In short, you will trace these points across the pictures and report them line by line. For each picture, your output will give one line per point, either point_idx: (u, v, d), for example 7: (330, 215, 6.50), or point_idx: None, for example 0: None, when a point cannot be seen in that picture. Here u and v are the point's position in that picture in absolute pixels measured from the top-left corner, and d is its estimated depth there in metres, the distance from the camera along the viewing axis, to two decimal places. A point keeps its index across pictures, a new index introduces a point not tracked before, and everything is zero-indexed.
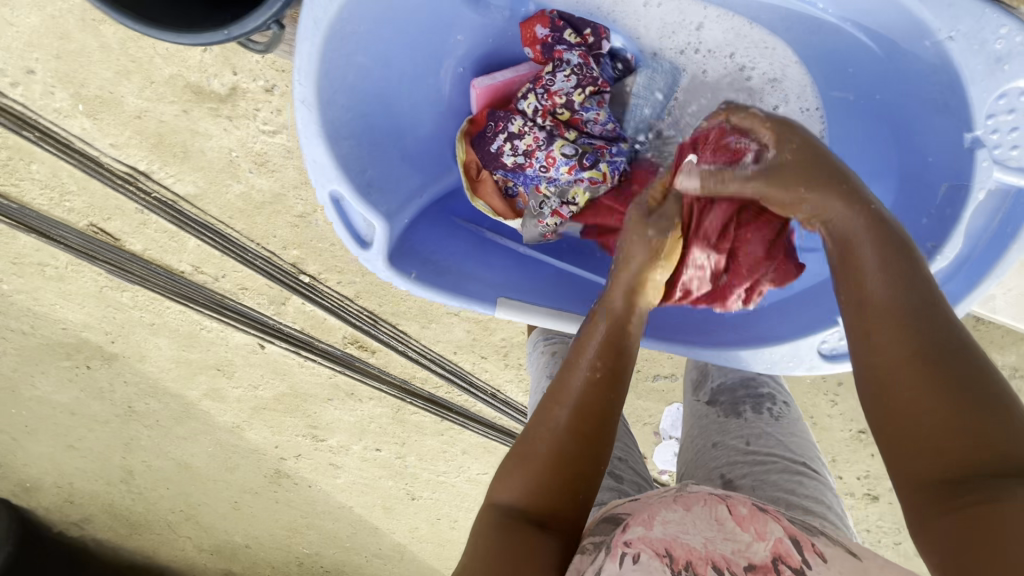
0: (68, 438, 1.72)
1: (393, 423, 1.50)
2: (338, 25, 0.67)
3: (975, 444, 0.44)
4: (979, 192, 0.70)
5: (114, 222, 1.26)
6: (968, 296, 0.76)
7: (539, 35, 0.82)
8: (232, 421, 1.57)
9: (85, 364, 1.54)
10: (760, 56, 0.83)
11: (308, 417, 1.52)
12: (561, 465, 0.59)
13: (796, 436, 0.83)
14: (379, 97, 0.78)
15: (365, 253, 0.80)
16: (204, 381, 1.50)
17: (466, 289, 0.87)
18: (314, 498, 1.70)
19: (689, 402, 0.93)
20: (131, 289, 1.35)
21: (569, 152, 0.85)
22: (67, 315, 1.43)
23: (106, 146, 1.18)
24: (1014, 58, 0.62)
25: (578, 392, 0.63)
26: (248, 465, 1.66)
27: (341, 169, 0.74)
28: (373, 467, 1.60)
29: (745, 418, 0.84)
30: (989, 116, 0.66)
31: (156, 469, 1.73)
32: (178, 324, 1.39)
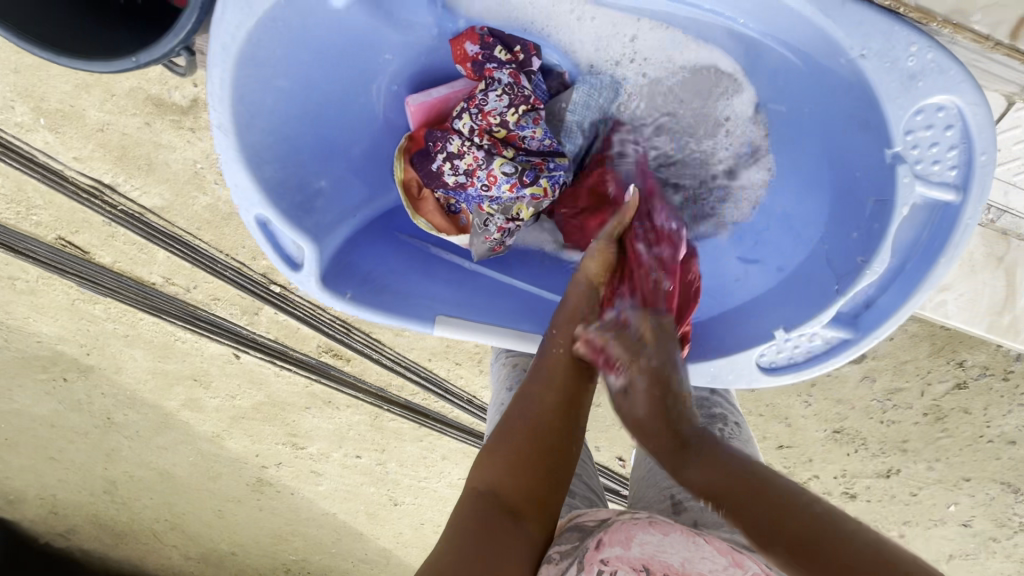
0: (49, 450, 1.68)
1: (371, 430, 1.47)
2: (249, 50, 0.66)
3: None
4: (902, 208, 0.70)
5: (82, 235, 1.25)
6: (899, 308, 0.76)
7: (470, 52, 0.81)
8: (211, 430, 1.54)
9: (61, 376, 1.52)
10: (695, 67, 0.82)
11: (287, 425, 1.49)
12: (542, 442, 0.62)
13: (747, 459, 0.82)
14: (304, 120, 0.78)
15: (296, 274, 0.79)
16: (182, 392, 1.48)
17: (406, 307, 0.86)
18: (297, 506, 1.65)
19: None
20: (103, 301, 1.34)
21: (508, 170, 0.82)
22: (41, 328, 1.42)
23: (69, 160, 1.17)
24: (927, 75, 0.63)
25: (560, 378, 0.68)
26: (229, 474, 1.62)
27: (265, 193, 0.73)
28: (354, 474, 1.55)
29: None
30: (907, 133, 0.67)
31: (138, 480, 1.70)
32: (152, 336, 1.38)
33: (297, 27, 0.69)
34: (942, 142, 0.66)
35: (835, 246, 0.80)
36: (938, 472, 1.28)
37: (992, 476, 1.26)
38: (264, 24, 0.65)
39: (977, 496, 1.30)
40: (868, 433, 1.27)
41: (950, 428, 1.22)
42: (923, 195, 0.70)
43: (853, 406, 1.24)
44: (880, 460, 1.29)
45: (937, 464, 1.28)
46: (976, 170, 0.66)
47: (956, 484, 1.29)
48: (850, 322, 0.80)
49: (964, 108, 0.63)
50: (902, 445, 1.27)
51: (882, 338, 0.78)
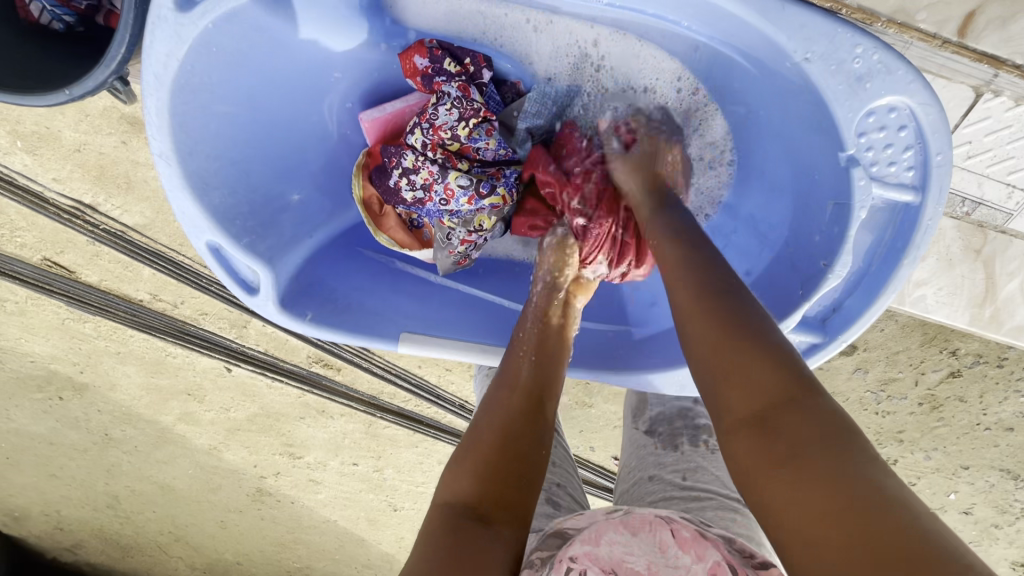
0: (51, 467, 1.66)
1: (366, 437, 1.46)
2: (185, 78, 0.65)
3: (788, 388, 0.48)
4: (860, 211, 0.69)
5: (67, 255, 1.25)
6: (866, 312, 0.73)
7: (419, 66, 0.79)
8: (208, 443, 1.53)
9: (57, 395, 1.51)
10: (651, 75, 0.81)
11: (282, 435, 1.48)
12: (507, 446, 0.60)
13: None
14: (252, 143, 0.77)
15: (253, 299, 0.78)
16: (177, 406, 1.47)
17: (370, 326, 0.84)
18: (298, 515, 1.63)
19: (630, 431, 0.90)
20: (92, 319, 1.34)
21: (465, 182, 0.82)
22: (33, 348, 1.42)
23: (48, 182, 1.17)
24: (874, 77, 0.62)
25: (523, 378, 0.67)
26: (229, 485, 1.60)
27: (214, 220, 0.73)
28: (352, 482, 1.54)
29: (681, 450, 0.82)
30: (860, 135, 0.65)
31: (140, 493, 1.67)
32: (143, 352, 1.38)
33: (237, 51, 0.68)
34: (895, 143, 0.65)
35: (799, 250, 0.78)
36: (935, 461, 1.25)
37: (991, 463, 1.24)
38: (199, 51, 0.64)
39: (976, 483, 1.27)
40: (864, 425, 1.24)
41: (947, 417, 1.20)
42: (881, 197, 0.68)
43: (848, 398, 1.21)
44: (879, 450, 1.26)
45: (934, 453, 1.25)
46: (933, 170, 0.64)
47: (954, 472, 1.26)
48: (818, 326, 0.77)
49: (915, 109, 0.62)
50: (899, 435, 1.24)
51: (851, 341, 0.76)
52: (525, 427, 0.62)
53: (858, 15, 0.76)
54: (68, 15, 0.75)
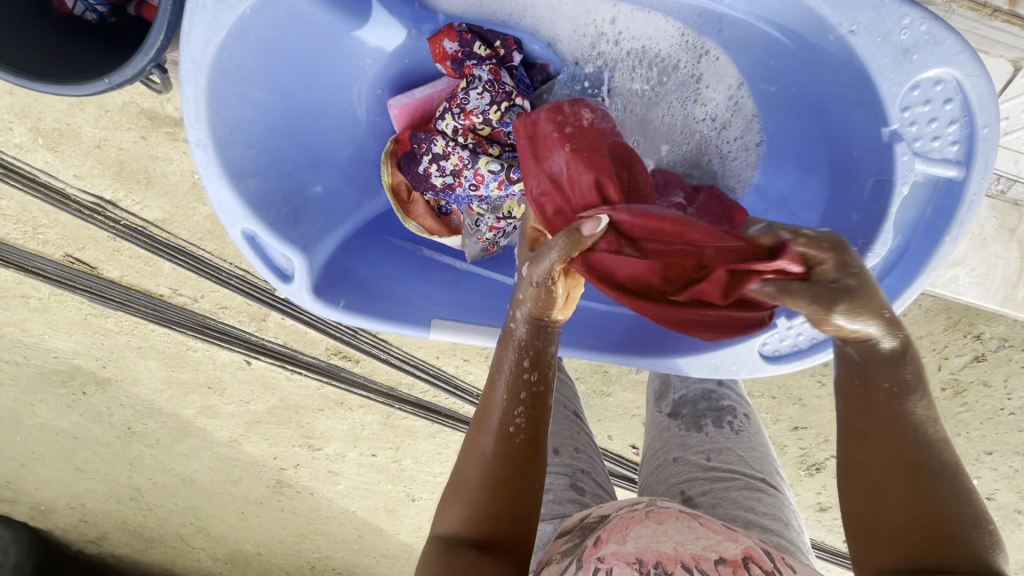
0: (75, 461, 1.69)
1: (385, 428, 1.47)
2: (221, 64, 0.65)
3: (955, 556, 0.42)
4: (902, 187, 0.67)
5: (88, 251, 1.27)
6: (905, 292, 0.71)
7: (449, 50, 0.80)
8: (228, 435, 1.54)
9: (80, 390, 1.53)
10: (683, 54, 0.81)
11: (302, 427, 1.49)
12: (492, 494, 0.53)
13: (756, 451, 0.82)
14: (284, 130, 0.77)
15: (288, 287, 0.79)
16: (197, 399, 1.49)
17: (401, 313, 0.85)
18: (317, 506, 1.64)
19: (654, 414, 0.93)
20: (113, 315, 1.35)
21: (495, 168, 0.81)
22: (56, 344, 1.44)
23: (70, 178, 1.19)
24: (921, 48, 0.60)
25: (493, 417, 0.57)
26: (249, 477, 1.62)
27: (249, 207, 0.73)
28: (371, 472, 1.55)
29: (706, 432, 0.84)
30: (904, 109, 0.64)
31: (162, 485, 1.69)
32: (164, 346, 1.39)
33: (271, 37, 0.68)
34: (941, 117, 0.63)
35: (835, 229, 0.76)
36: (959, 446, 1.24)
37: (1015, 448, 1.22)
38: (235, 37, 0.64)
39: (1000, 469, 1.25)
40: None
41: (971, 402, 1.18)
42: (924, 173, 0.67)
43: None
44: None
45: (957, 438, 1.23)
46: (979, 144, 0.63)
47: (977, 457, 1.25)
48: None
49: (962, 81, 0.61)
50: None
51: None
52: (511, 473, 0.54)
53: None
54: (101, 4, 0.75)
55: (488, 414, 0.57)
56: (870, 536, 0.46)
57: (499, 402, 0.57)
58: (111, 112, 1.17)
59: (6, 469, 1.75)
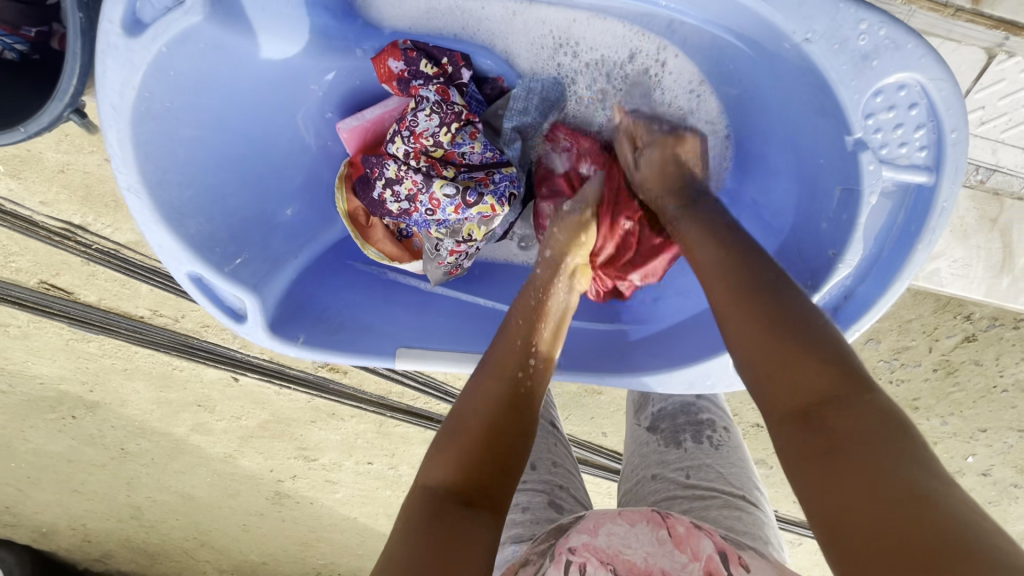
0: (72, 483, 1.65)
1: (378, 437, 1.44)
2: (143, 106, 0.61)
3: (834, 380, 0.49)
4: (870, 196, 0.64)
5: (63, 277, 1.23)
6: (879, 300, 0.69)
7: (394, 69, 0.76)
8: (223, 451, 1.51)
9: (70, 414, 1.50)
10: (638, 46, 0.77)
11: (296, 439, 1.47)
12: (493, 442, 0.55)
13: (736, 467, 0.80)
14: (225, 165, 0.73)
15: (242, 326, 0.76)
16: (188, 417, 1.45)
17: (364, 343, 0.82)
18: (318, 514, 1.62)
19: (633, 427, 0.92)
20: (95, 338, 1.32)
21: (450, 192, 0.78)
22: (42, 369, 1.41)
23: (36, 205, 1.15)
24: (881, 54, 0.57)
25: (512, 356, 0.62)
26: (248, 490, 1.59)
27: (193, 250, 0.69)
28: (368, 480, 1.53)
29: (684, 448, 0.83)
30: (867, 116, 0.60)
31: (162, 503, 1.66)
32: (150, 367, 1.36)
33: (194, 73, 0.64)
34: (907, 122, 0.60)
35: (806, 238, 0.74)
36: (952, 425, 1.21)
37: (1008, 424, 1.20)
38: (152, 77, 0.60)
39: (994, 445, 1.23)
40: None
41: (963, 382, 1.15)
42: (892, 180, 0.63)
43: None
44: None
45: (950, 418, 1.20)
46: (947, 149, 0.60)
47: (971, 435, 1.22)
48: (831, 317, 0.72)
49: (926, 85, 0.57)
50: (914, 403, 1.19)
51: (865, 330, 0.72)
52: (514, 419, 0.57)
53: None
54: (19, 44, 0.72)
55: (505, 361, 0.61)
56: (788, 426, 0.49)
57: (513, 349, 0.62)
58: (71, 135, 1.12)
59: (5, 494, 1.71)
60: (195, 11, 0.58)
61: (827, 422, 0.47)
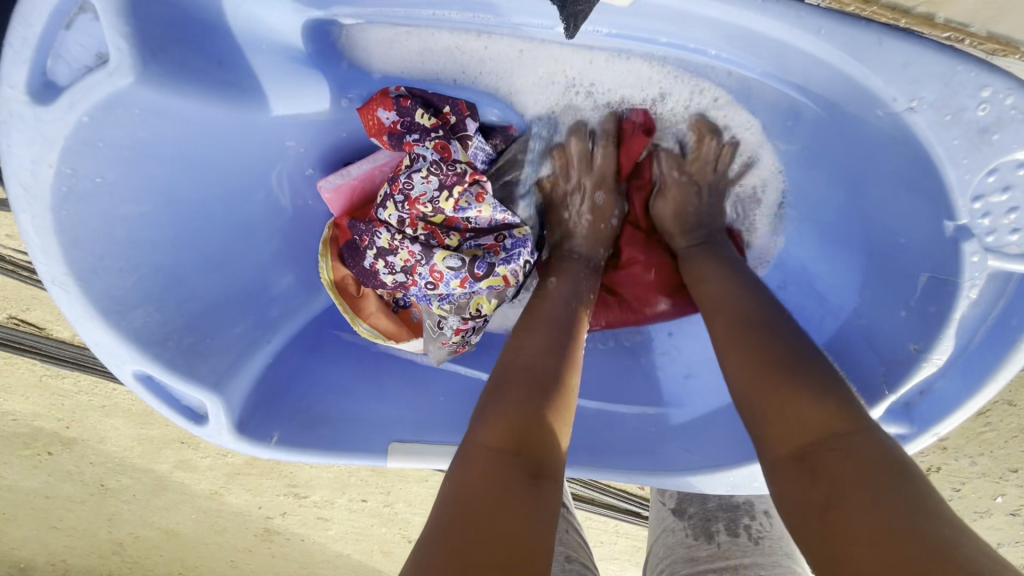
0: (49, 519, 1.47)
1: (373, 474, 1.33)
2: (66, 184, 0.49)
3: (840, 414, 0.43)
4: (970, 290, 0.52)
5: (32, 312, 1.13)
6: (967, 402, 0.57)
7: (386, 121, 0.63)
8: (208, 488, 1.35)
9: (45, 450, 1.34)
10: (672, 87, 0.63)
11: (285, 477, 1.33)
12: (538, 383, 0.50)
13: (781, 567, 0.68)
14: (184, 240, 0.60)
15: (203, 428, 0.63)
16: (171, 455, 1.32)
17: (350, 437, 0.69)
18: (309, 550, 1.45)
19: (656, 504, 0.83)
20: (71, 373, 1.21)
21: (454, 264, 0.65)
22: (11, 406, 1.27)
23: (1, 237, 1.03)
24: (1005, 127, 0.45)
25: (542, 312, 0.58)
26: (236, 527, 1.42)
27: (137, 346, 0.57)
28: (363, 517, 1.38)
29: (717, 543, 0.72)
30: (976, 198, 0.48)
31: (145, 539, 1.48)
32: (130, 404, 1.24)
33: (137, 141, 0.51)
34: (1023, 206, 0.48)
35: (878, 326, 0.61)
36: (980, 466, 1.05)
37: None
38: (76, 150, 0.48)
39: None
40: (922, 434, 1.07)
41: (994, 423, 1.00)
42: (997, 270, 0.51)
43: None
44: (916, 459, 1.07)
45: (978, 458, 1.04)
46: None
47: (1000, 476, 1.06)
48: (903, 417, 0.60)
49: None
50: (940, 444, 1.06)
51: (945, 436, 0.59)
52: (567, 374, 0.52)
53: (985, 45, 0.52)
54: None
55: (536, 318, 0.57)
56: (789, 465, 0.43)
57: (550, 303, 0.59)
58: None
59: None
60: (122, 73, 0.46)
61: (834, 464, 0.41)
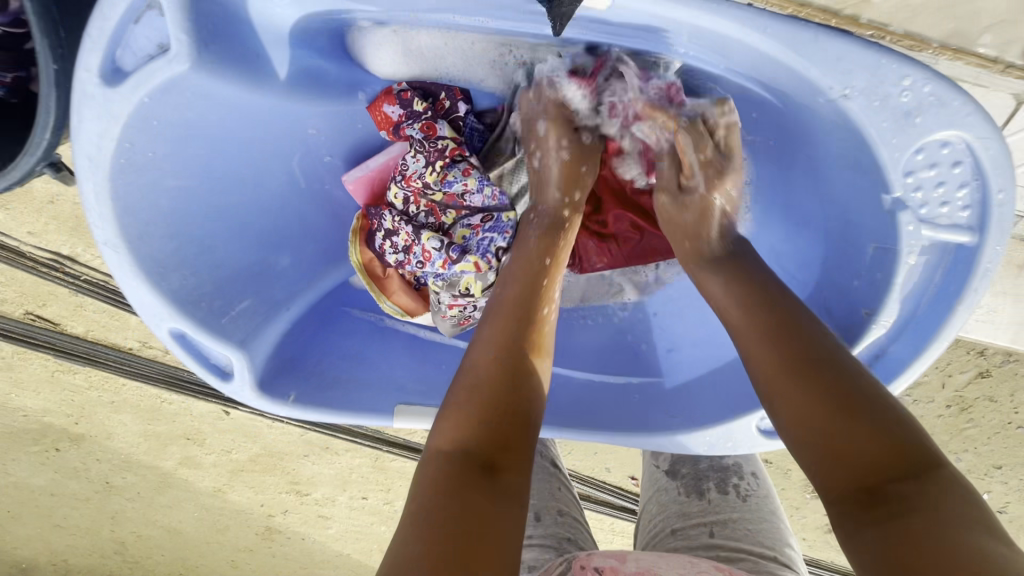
0: (54, 517, 1.53)
1: (374, 471, 1.36)
2: (123, 158, 0.57)
3: (850, 417, 0.46)
4: (908, 256, 0.61)
5: (49, 307, 1.17)
6: (913, 362, 0.64)
7: (391, 114, 0.71)
8: (212, 485, 1.41)
9: (53, 447, 1.40)
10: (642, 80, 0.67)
11: (287, 474, 1.38)
12: (506, 395, 0.51)
13: (765, 522, 0.76)
14: (217, 213, 0.69)
15: (228, 385, 0.71)
16: (176, 451, 1.37)
17: (359, 399, 0.76)
18: (310, 550, 1.51)
19: (649, 466, 0.88)
20: (82, 370, 1.26)
21: (437, 244, 0.72)
22: (24, 402, 1.33)
23: (23, 235, 1.09)
24: (925, 111, 0.53)
25: (510, 306, 0.57)
26: (237, 525, 1.48)
27: (175, 305, 0.65)
28: (363, 515, 1.43)
29: (708, 499, 0.79)
30: (907, 174, 0.56)
31: (147, 538, 1.54)
32: (138, 400, 1.29)
33: (182, 121, 0.59)
34: (949, 181, 0.56)
35: (834, 295, 0.69)
36: (967, 462, 1.14)
37: None
38: (135, 128, 0.56)
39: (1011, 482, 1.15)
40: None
41: (977, 418, 1.08)
42: (932, 239, 0.59)
43: None
44: None
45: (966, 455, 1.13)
46: (993, 210, 0.56)
47: (988, 472, 1.14)
48: None
49: (972, 143, 0.53)
50: None
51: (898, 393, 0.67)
52: (531, 375, 0.53)
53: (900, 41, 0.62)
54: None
55: (502, 313, 0.57)
56: (814, 458, 0.47)
57: (520, 294, 0.59)
58: None
59: None
60: (181, 59, 0.53)
61: (860, 461, 0.45)
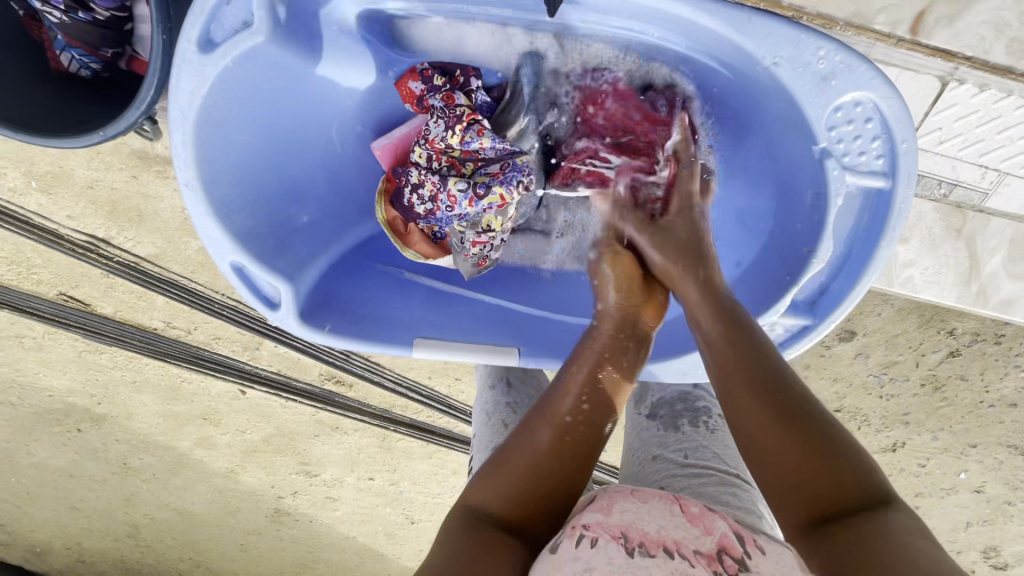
0: (71, 500, 1.65)
1: (381, 451, 1.45)
2: (206, 113, 0.71)
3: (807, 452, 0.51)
4: (837, 198, 0.74)
5: (82, 287, 1.26)
6: (850, 294, 0.78)
7: (414, 90, 0.85)
8: (226, 466, 1.52)
9: (75, 428, 1.51)
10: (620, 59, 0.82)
11: (298, 454, 1.48)
12: (540, 468, 0.58)
13: (732, 449, 0.85)
14: (270, 167, 0.83)
15: (275, 314, 0.84)
16: (193, 431, 1.47)
17: (382, 334, 0.89)
18: (317, 533, 1.61)
19: (632, 416, 0.96)
20: (108, 349, 1.35)
21: (462, 187, 0.86)
22: (52, 382, 1.43)
23: (63, 219, 1.19)
24: (838, 75, 0.68)
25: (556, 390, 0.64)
26: (248, 507, 1.59)
27: (236, 241, 0.78)
28: (368, 496, 1.53)
29: (682, 431, 0.89)
30: (830, 128, 0.71)
31: (160, 521, 1.65)
32: (159, 379, 1.39)
33: (252, 86, 0.74)
34: (863, 134, 0.70)
35: (784, 239, 0.82)
36: (944, 440, 1.27)
37: (997, 439, 1.25)
38: (217, 88, 0.70)
39: (986, 461, 1.28)
40: (869, 409, 1.26)
41: (951, 397, 1.22)
42: (856, 184, 0.73)
43: (849, 382, 1.23)
44: (884, 434, 1.28)
45: (941, 432, 1.27)
46: (900, 157, 0.70)
47: (962, 451, 1.28)
48: (808, 310, 0.81)
49: (878, 102, 0.68)
50: (905, 417, 1.26)
51: (838, 322, 0.80)
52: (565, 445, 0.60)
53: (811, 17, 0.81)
54: (94, 62, 0.83)
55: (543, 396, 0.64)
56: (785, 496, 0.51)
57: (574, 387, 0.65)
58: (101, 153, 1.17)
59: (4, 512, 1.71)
60: (260, 32, 0.68)
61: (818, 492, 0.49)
